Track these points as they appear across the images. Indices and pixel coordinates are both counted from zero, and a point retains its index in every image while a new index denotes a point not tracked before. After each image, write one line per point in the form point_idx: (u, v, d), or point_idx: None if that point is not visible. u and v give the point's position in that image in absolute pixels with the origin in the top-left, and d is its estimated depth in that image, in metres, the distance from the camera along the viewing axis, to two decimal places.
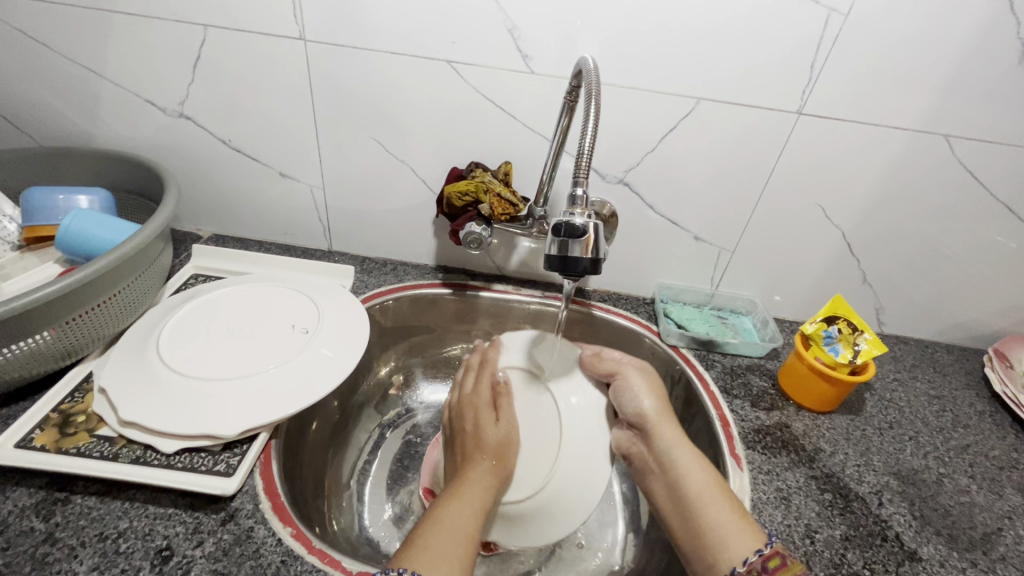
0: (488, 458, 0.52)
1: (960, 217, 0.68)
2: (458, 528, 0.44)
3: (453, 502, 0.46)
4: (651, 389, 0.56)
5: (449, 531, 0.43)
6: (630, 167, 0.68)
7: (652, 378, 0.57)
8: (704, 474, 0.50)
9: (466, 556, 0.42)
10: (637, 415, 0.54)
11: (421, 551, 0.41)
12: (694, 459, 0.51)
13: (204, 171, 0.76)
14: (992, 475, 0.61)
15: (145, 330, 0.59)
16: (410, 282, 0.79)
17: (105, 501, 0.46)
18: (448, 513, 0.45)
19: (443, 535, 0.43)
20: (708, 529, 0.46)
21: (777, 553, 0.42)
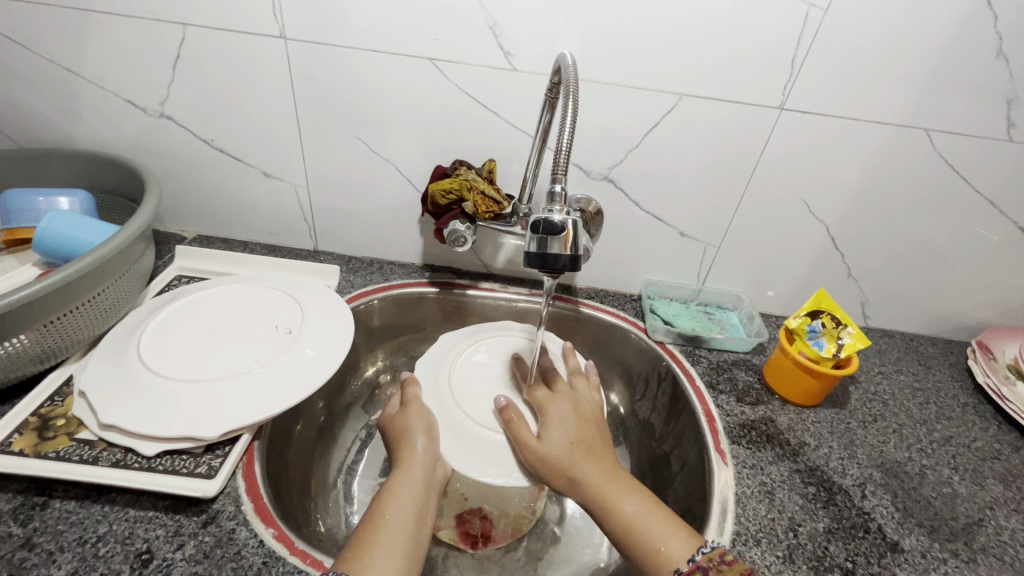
0: (422, 441, 0.55)
1: (941, 210, 0.69)
2: (402, 524, 0.46)
3: (393, 498, 0.49)
4: (564, 430, 0.56)
5: (393, 531, 0.45)
6: (614, 164, 0.68)
7: (573, 419, 0.58)
8: (640, 499, 0.49)
9: (411, 552, 0.45)
10: (557, 458, 0.54)
11: (365, 553, 0.43)
12: (624, 487, 0.50)
13: (187, 171, 0.76)
14: (974, 466, 0.62)
15: (125, 332, 0.58)
16: (397, 281, 0.79)
17: (85, 505, 0.46)
18: (386, 511, 0.47)
19: (388, 534, 0.45)
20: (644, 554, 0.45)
21: (699, 569, 0.42)
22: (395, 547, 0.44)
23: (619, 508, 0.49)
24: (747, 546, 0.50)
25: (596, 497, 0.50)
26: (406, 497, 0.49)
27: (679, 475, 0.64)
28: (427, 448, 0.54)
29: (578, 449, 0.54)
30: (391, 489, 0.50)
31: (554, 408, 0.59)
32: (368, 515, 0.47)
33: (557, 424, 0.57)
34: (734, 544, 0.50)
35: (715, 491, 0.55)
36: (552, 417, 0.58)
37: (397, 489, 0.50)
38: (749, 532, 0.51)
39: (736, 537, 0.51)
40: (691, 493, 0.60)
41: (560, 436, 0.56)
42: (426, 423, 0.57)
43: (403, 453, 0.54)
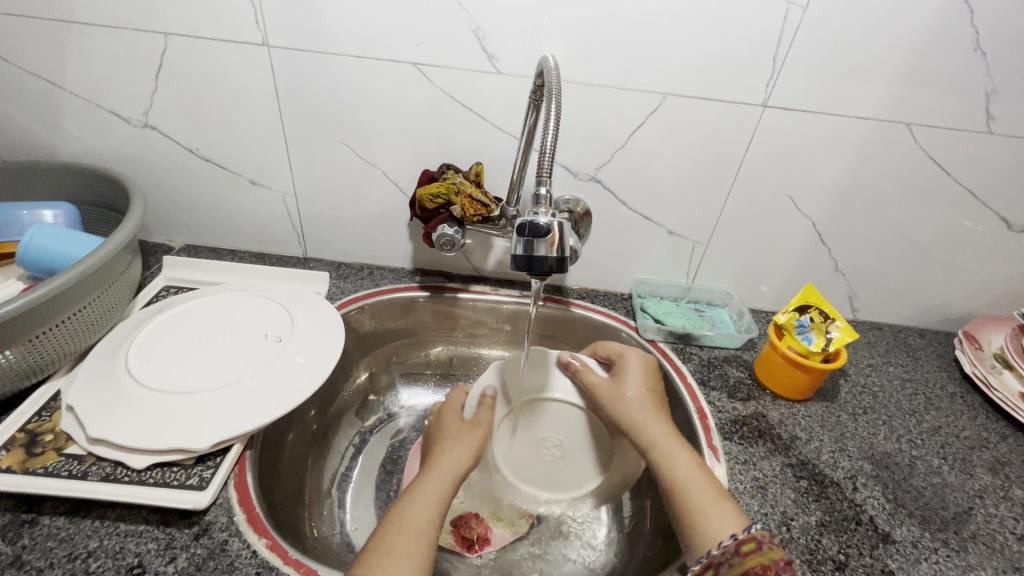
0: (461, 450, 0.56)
1: (926, 203, 0.70)
2: (420, 526, 0.45)
3: (416, 501, 0.48)
4: (642, 382, 0.62)
5: (410, 532, 0.44)
6: (601, 165, 0.68)
7: (648, 372, 0.63)
8: (694, 464, 0.52)
9: (427, 557, 0.43)
10: (630, 409, 0.59)
11: (382, 556, 0.42)
12: (682, 449, 0.54)
13: (173, 181, 0.75)
14: (964, 455, 0.62)
15: (113, 345, 0.58)
16: (387, 286, 0.79)
17: (75, 521, 0.46)
18: (410, 512, 0.46)
19: (405, 537, 0.44)
20: (690, 510, 0.49)
21: (753, 538, 0.43)
22: (412, 549, 0.43)
23: (675, 465, 0.52)
24: None
25: (656, 448, 0.55)
26: (427, 504, 0.48)
27: None
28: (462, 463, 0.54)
29: (648, 404, 0.59)
30: (416, 491, 0.49)
31: (633, 358, 0.64)
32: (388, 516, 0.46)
33: (637, 372, 0.62)
34: None
35: None
36: (632, 367, 0.63)
37: (424, 490, 0.49)
38: None
39: None
40: None
41: (637, 384, 0.61)
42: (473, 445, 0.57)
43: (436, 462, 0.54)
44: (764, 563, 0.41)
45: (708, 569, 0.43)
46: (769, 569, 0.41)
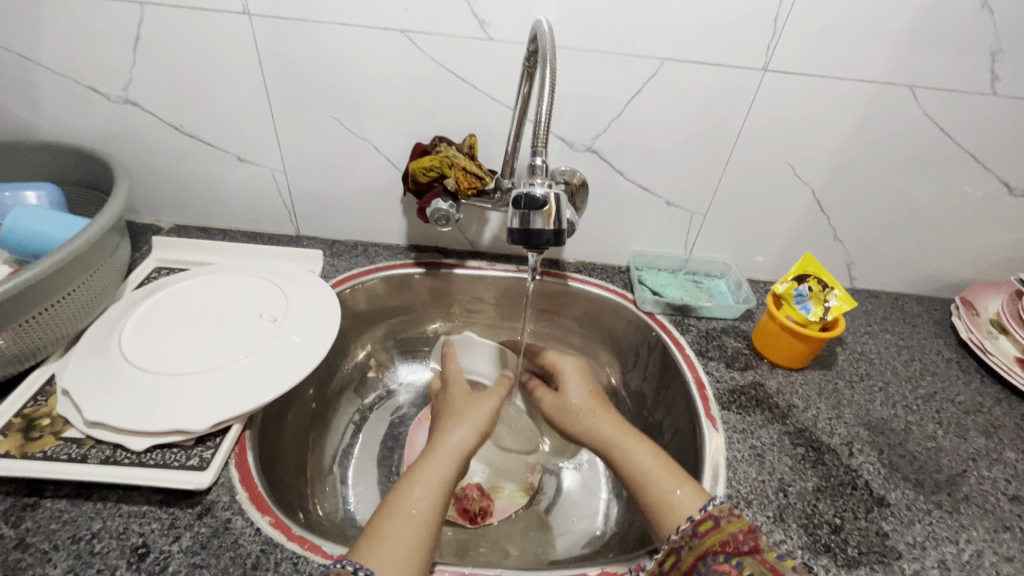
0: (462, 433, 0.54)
1: (926, 169, 0.69)
2: (422, 512, 0.44)
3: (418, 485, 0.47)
4: (582, 384, 0.63)
5: (408, 520, 0.43)
6: (597, 134, 0.67)
7: (583, 376, 0.64)
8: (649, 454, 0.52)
9: (426, 542, 0.43)
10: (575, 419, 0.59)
11: (379, 541, 0.41)
12: (634, 441, 0.54)
13: (160, 159, 0.73)
14: (957, 419, 0.63)
15: (106, 328, 0.57)
16: (382, 263, 0.78)
17: (77, 503, 0.46)
18: (408, 499, 0.45)
19: (405, 524, 0.43)
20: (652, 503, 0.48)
21: (709, 516, 0.43)
22: (411, 537, 0.42)
23: (631, 458, 0.52)
24: (738, 508, 0.51)
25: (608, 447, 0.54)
26: (427, 488, 0.47)
27: (672, 442, 0.65)
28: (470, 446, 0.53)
29: (593, 402, 0.60)
30: (420, 473, 0.48)
31: (568, 367, 0.65)
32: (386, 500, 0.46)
33: (574, 381, 0.63)
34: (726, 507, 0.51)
35: (707, 457, 0.56)
36: (568, 380, 0.63)
37: (424, 473, 0.48)
38: (739, 494, 0.52)
39: (728, 500, 0.52)
40: (683, 459, 0.61)
41: (580, 389, 0.62)
42: (481, 420, 0.56)
43: (439, 442, 0.53)
44: (723, 539, 0.41)
45: (670, 554, 0.43)
46: (728, 544, 0.41)
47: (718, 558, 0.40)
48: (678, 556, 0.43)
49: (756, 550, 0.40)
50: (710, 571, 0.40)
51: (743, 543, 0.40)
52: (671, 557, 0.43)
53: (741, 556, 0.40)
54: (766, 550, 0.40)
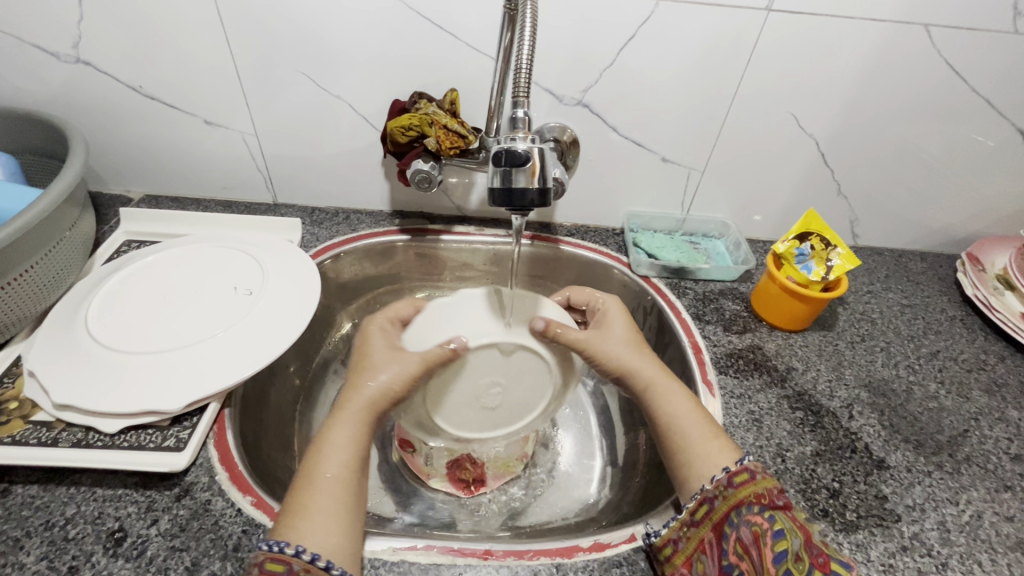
0: (382, 380, 0.45)
1: (938, 117, 0.65)
2: (336, 479, 0.41)
3: (328, 447, 0.42)
4: (626, 323, 0.54)
5: (326, 487, 0.40)
6: (588, 87, 0.62)
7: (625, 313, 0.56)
8: (687, 402, 0.49)
9: (348, 512, 0.40)
10: (614, 349, 0.51)
11: (303, 515, 0.39)
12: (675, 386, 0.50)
13: (121, 124, 0.68)
14: (961, 378, 0.62)
15: (72, 306, 0.54)
16: (365, 231, 0.74)
17: (49, 489, 0.44)
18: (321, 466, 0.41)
19: (322, 494, 0.40)
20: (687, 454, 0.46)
21: (745, 469, 0.42)
22: (337, 505, 0.40)
23: (670, 403, 0.48)
24: None
25: (649, 387, 0.50)
26: (341, 455, 0.42)
27: None
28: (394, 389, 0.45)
29: (636, 343, 0.52)
30: (328, 435, 0.43)
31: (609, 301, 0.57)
32: (304, 466, 0.42)
33: (617, 315, 0.55)
34: None
35: None
36: (610, 313, 0.55)
37: (334, 436, 0.43)
38: None
39: None
40: None
41: (623, 326, 0.54)
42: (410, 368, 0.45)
43: (347, 396, 0.45)
44: (759, 492, 0.41)
45: (702, 504, 0.43)
46: (763, 497, 0.41)
47: (754, 509, 0.40)
48: (711, 505, 0.42)
49: (788, 505, 0.40)
50: (745, 522, 0.40)
51: (778, 498, 0.41)
52: (703, 507, 0.43)
53: (775, 510, 0.40)
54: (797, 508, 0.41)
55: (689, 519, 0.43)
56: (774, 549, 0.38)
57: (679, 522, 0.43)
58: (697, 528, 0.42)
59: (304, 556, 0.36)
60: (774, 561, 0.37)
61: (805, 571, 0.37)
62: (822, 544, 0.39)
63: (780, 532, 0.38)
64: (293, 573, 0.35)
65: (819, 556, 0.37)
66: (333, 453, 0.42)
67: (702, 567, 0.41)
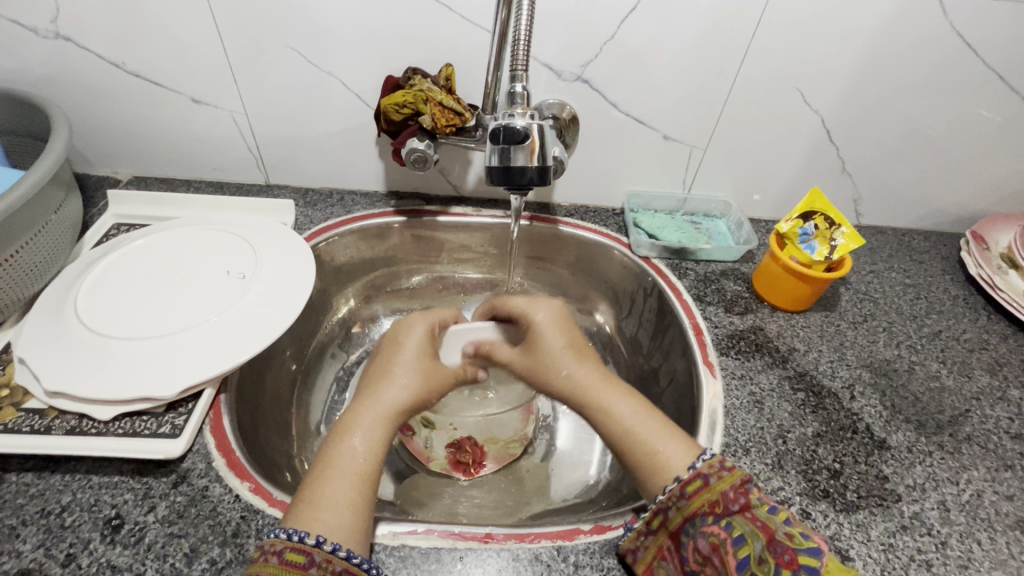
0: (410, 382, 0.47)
1: (947, 91, 0.63)
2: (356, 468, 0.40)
3: (349, 436, 0.42)
4: (559, 331, 0.51)
5: (344, 475, 0.40)
6: (588, 61, 0.60)
7: (559, 321, 0.52)
8: (628, 402, 0.46)
9: (364, 501, 0.39)
10: (559, 366, 0.49)
11: (328, 504, 0.38)
12: (618, 393, 0.47)
13: (105, 102, 0.66)
14: (963, 358, 0.61)
15: (62, 291, 0.53)
16: (359, 212, 0.73)
17: (44, 476, 0.43)
18: (341, 453, 0.41)
19: (341, 482, 0.39)
20: (640, 467, 0.43)
21: (698, 475, 0.40)
22: (362, 495, 0.39)
23: (613, 412, 0.46)
24: (736, 456, 0.50)
25: (588, 403, 0.47)
26: (364, 442, 0.42)
27: (668, 390, 0.63)
28: (417, 390, 0.47)
29: (570, 355, 0.50)
30: (352, 423, 0.43)
31: (538, 311, 0.52)
32: (325, 454, 0.41)
33: (550, 328, 0.51)
34: (724, 456, 0.49)
35: (704, 404, 0.54)
36: (541, 325, 0.52)
37: (358, 424, 0.43)
38: (738, 442, 0.51)
39: (726, 449, 0.50)
40: (680, 406, 0.59)
41: (557, 337, 0.51)
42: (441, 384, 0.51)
43: (380, 387, 0.46)
44: (712, 500, 0.39)
45: (657, 514, 0.41)
46: (717, 504, 0.38)
47: (709, 520, 0.38)
48: (665, 516, 0.40)
49: (746, 507, 0.37)
50: (701, 534, 0.38)
51: (733, 501, 0.38)
52: (658, 517, 0.41)
53: (731, 516, 0.37)
54: (757, 504, 0.37)
55: (645, 529, 0.41)
56: (736, 557, 0.35)
57: (635, 533, 0.42)
58: (654, 536, 0.41)
59: (325, 546, 0.35)
60: (737, 570, 0.35)
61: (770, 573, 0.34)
62: (788, 537, 0.35)
63: (737, 540, 0.36)
64: (315, 565, 0.35)
65: (785, 553, 0.34)
66: (363, 444, 0.42)
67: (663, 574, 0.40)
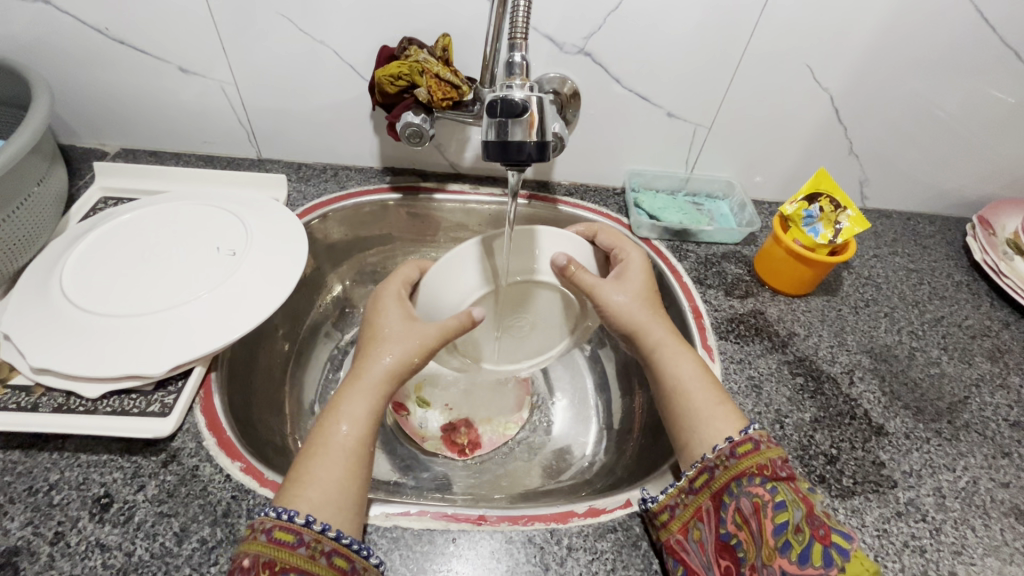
0: (394, 357, 0.45)
1: (961, 71, 0.61)
2: (347, 450, 0.40)
3: (340, 414, 0.42)
4: (645, 280, 0.53)
5: (334, 456, 0.39)
6: (591, 33, 0.58)
7: (647, 270, 0.54)
8: (694, 365, 0.49)
9: (355, 480, 0.39)
10: (633, 309, 0.51)
11: (307, 486, 0.38)
12: (685, 350, 0.50)
13: (89, 70, 0.64)
14: (964, 344, 0.61)
15: (47, 266, 0.52)
16: (354, 188, 0.71)
17: (31, 454, 0.43)
18: (331, 433, 0.41)
19: (332, 463, 0.39)
20: (691, 417, 0.46)
21: (749, 439, 0.41)
22: (343, 478, 0.39)
23: (677, 366, 0.48)
24: None
25: (656, 348, 0.50)
26: (354, 420, 0.42)
27: None
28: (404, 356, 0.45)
29: (650, 304, 0.52)
30: (340, 400, 0.43)
31: (632, 250, 0.55)
32: (312, 437, 0.41)
33: (639, 270, 0.54)
34: None
35: None
36: (633, 265, 0.54)
37: (346, 402, 0.43)
38: None
39: None
40: None
41: (641, 282, 0.53)
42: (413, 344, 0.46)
43: (363, 367, 0.45)
44: (761, 463, 0.40)
45: (702, 472, 0.42)
46: (766, 469, 0.39)
47: (755, 481, 0.39)
48: (711, 474, 0.41)
49: (791, 478, 0.39)
50: (745, 494, 0.39)
51: (781, 469, 0.39)
52: (703, 475, 0.42)
53: (776, 482, 0.39)
54: (799, 480, 0.40)
55: (688, 487, 0.42)
56: (773, 521, 0.36)
57: (677, 490, 0.42)
58: (695, 497, 0.42)
59: (314, 526, 0.35)
60: (774, 533, 0.36)
61: (805, 542, 0.35)
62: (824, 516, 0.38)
63: (780, 505, 0.37)
64: (303, 544, 0.34)
65: (821, 528, 0.36)
66: (344, 422, 0.41)
67: (697, 534, 0.41)
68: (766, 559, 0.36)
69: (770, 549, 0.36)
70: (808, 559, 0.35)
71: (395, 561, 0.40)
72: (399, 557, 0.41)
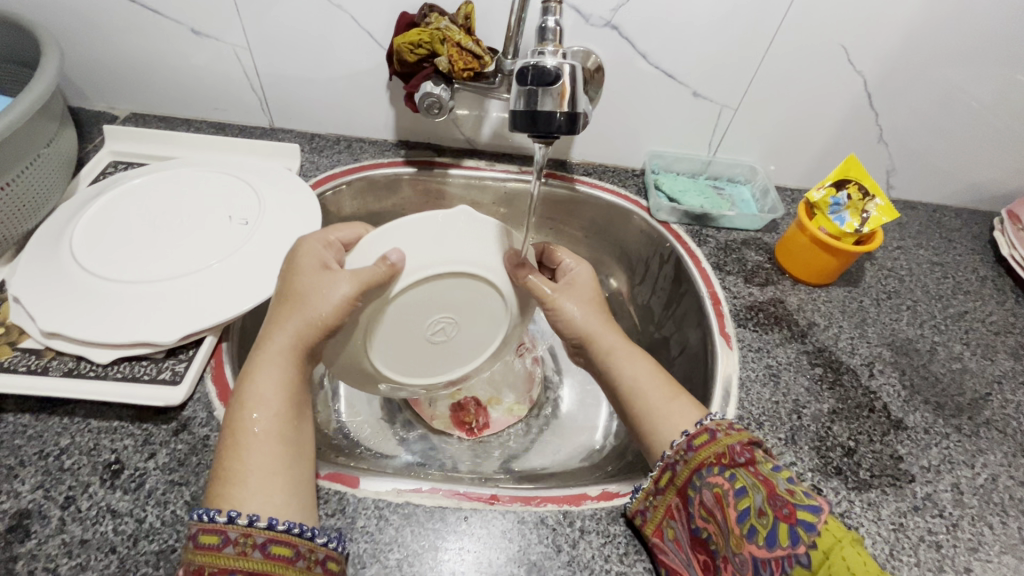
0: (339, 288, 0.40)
1: (1003, 57, 0.58)
2: (271, 438, 0.38)
3: (257, 395, 0.39)
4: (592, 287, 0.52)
5: (259, 444, 0.37)
6: (619, 6, 0.56)
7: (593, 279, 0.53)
8: (648, 364, 0.47)
9: (284, 467, 0.38)
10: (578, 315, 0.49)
11: (236, 482, 0.36)
12: (635, 351, 0.48)
13: (99, 30, 0.62)
14: (988, 341, 0.59)
15: (56, 229, 0.51)
16: (368, 160, 0.69)
17: (42, 418, 0.42)
18: (248, 419, 0.38)
19: (256, 453, 0.37)
20: (649, 414, 0.44)
21: (706, 429, 0.40)
22: (275, 466, 0.37)
23: (630, 367, 0.47)
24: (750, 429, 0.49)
25: (607, 356, 0.48)
26: (271, 402, 0.39)
27: (679, 358, 0.62)
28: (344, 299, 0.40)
29: (601, 312, 0.51)
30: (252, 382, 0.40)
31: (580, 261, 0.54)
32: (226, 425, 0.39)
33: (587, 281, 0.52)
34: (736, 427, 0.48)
35: (718, 373, 0.53)
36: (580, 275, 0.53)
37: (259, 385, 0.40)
38: (751, 416, 0.50)
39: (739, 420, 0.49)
40: (691, 376, 0.59)
41: (587, 291, 0.51)
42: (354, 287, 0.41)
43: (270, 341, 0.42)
44: (717, 453, 0.38)
45: (664, 470, 0.40)
46: (723, 457, 0.38)
47: (714, 471, 0.38)
48: (672, 471, 0.40)
49: (751, 462, 0.37)
50: (707, 485, 0.38)
51: (739, 455, 0.38)
52: (666, 474, 0.40)
53: (736, 468, 0.37)
54: (760, 461, 0.37)
55: (654, 489, 0.41)
56: (736, 508, 0.36)
57: (644, 494, 0.41)
58: (662, 495, 0.40)
59: (238, 522, 0.34)
60: (738, 520, 0.35)
61: (769, 525, 0.34)
62: (789, 492, 0.35)
63: (738, 491, 0.36)
64: (229, 542, 0.33)
65: (784, 507, 0.34)
66: (258, 407, 0.38)
67: (672, 533, 0.40)
68: (736, 547, 0.35)
69: (737, 536, 0.35)
70: (774, 542, 0.33)
71: (406, 538, 0.40)
72: (410, 534, 0.40)
